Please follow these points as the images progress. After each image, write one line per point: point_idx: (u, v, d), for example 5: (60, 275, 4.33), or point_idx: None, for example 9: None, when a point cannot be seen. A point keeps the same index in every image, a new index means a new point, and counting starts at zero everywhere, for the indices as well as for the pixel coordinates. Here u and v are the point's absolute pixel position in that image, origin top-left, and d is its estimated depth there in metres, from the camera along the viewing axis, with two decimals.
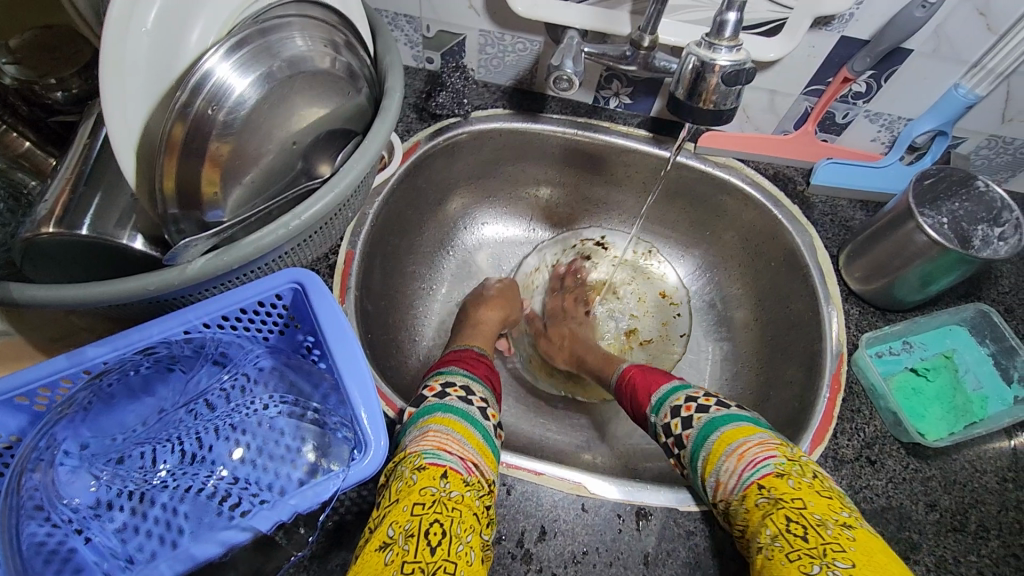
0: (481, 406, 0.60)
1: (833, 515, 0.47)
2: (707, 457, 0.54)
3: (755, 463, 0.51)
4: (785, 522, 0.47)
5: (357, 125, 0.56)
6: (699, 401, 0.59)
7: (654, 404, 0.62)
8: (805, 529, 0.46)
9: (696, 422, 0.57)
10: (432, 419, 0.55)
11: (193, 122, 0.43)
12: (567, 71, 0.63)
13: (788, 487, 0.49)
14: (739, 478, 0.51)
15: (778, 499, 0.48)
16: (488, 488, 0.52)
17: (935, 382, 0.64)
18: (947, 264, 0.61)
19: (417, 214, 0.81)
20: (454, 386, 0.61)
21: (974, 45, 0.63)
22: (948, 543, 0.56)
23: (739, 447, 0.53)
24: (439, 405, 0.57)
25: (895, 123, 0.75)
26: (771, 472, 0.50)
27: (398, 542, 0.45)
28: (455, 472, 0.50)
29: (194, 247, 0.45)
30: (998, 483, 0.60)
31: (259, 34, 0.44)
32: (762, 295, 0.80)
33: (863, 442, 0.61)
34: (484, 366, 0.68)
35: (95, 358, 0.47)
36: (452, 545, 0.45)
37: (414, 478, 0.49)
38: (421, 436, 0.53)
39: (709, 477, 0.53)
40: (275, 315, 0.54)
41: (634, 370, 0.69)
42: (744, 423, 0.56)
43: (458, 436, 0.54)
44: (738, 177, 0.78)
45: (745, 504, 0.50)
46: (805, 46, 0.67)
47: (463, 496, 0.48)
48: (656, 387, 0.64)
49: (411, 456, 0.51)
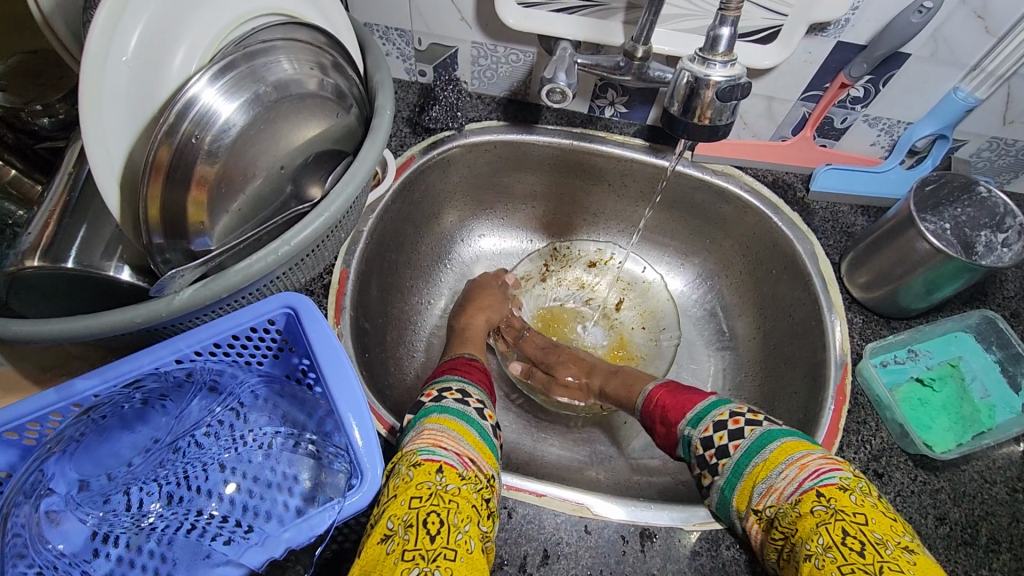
0: (476, 407, 0.58)
1: (894, 537, 0.44)
2: (760, 465, 0.52)
3: (819, 473, 0.48)
4: (841, 534, 0.44)
5: (348, 145, 0.55)
6: (747, 416, 0.57)
7: (693, 416, 0.60)
8: (862, 544, 0.43)
9: (748, 434, 0.54)
10: (428, 419, 0.54)
11: (177, 149, 0.41)
12: (561, 83, 0.62)
13: (849, 501, 0.46)
14: (798, 484, 0.49)
15: (838, 510, 0.45)
16: (487, 483, 0.50)
17: (941, 392, 0.63)
18: (951, 272, 0.60)
19: (413, 229, 0.80)
20: (450, 389, 0.60)
21: (973, 49, 0.63)
22: (960, 558, 0.55)
23: (801, 458, 0.50)
24: (435, 408, 0.56)
25: (894, 128, 0.74)
26: (834, 485, 0.47)
27: (398, 534, 0.44)
28: (451, 466, 0.49)
29: (181, 278, 0.44)
30: (1008, 494, 0.58)
31: (246, 59, 0.43)
32: (764, 303, 0.79)
33: (870, 454, 0.60)
34: (479, 371, 0.67)
35: (84, 391, 0.47)
36: (452, 534, 0.44)
37: (411, 474, 0.48)
38: (417, 435, 0.53)
39: (761, 484, 0.51)
40: (268, 339, 0.53)
41: (663, 392, 0.66)
42: (802, 438, 0.53)
43: (454, 434, 0.53)
44: (737, 185, 0.76)
45: (799, 509, 0.47)
46: (801, 52, 0.66)
47: (460, 489, 0.47)
48: (693, 403, 0.61)
49: (407, 454, 0.51)
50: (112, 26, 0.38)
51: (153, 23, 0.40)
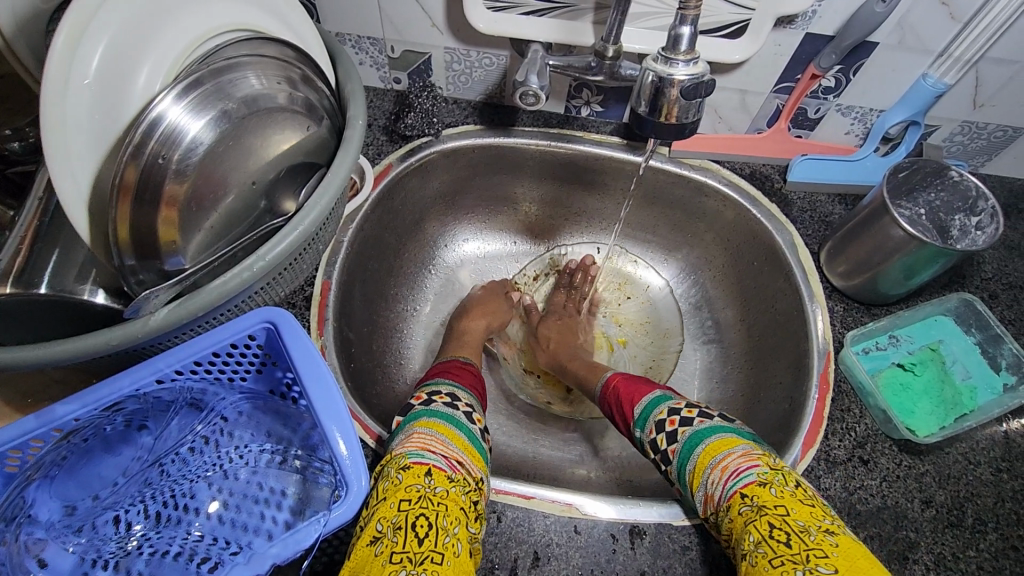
0: (465, 410, 0.58)
1: (817, 522, 0.45)
2: (693, 472, 0.52)
3: (737, 473, 0.49)
4: (768, 527, 0.45)
5: (321, 157, 0.55)
6: (683, 413, 0.57)
7: (638, 417, 0.60)
8: (788, 534, 0.44)
9: (680, 437, 0.55)
10: (418, 423, 0.54)
11: (145, 168, 0.41)
12: (533, 86, 0.62)
13: (770, 494, 0.47)
14: (723, 488, 0.49)
15: (761, 506, 0.46)
16: (475, 485, 0.51)
17: (923, 376, 0.64)
18: (927, 257, 0.61)
19: (395, 237, 0.80)
20: (440, 393, 0.59)
21: (938, 35, 0.63)
22: (946, 539, 0.56)
23: (722, 459, 0.51)
24: (424, 411, 0.56)
25: (867, 115, 0.74)
26: (753, 482, 0.48)
27: (387, 536, 0.45)
28: (439, 469, 0.49)
29: (155, 299, 0.44)
30: (992, 474, 0.59)
31: (213, 76, 0.43)
32: (747, 295, 0.79)
33: (854, 441, 0.61)
34: (470, 375, 0.67)
35: (65, 416, 0.46)
36: (440, 537, 0.45)
37: (399, 477, 0.48)
38: (406, 438, 0.52)
39: (697, 492, 0.51)
40: (250, 354, 0.52)
41: (619, 379, 0.67)
42: (734, 434, 0.53)
43: (444, 438, 0.52)
44: (715, 178, 0.77)
45: (729, 514, 0.48)
46: (771, 45, 0.67)
47: (448, 492, 0.48)
48: (639, 397, 0.62)
49: (396, 456, 0.51)
50: (71, 50, 0.38)
51: (115, 45, 0.40)
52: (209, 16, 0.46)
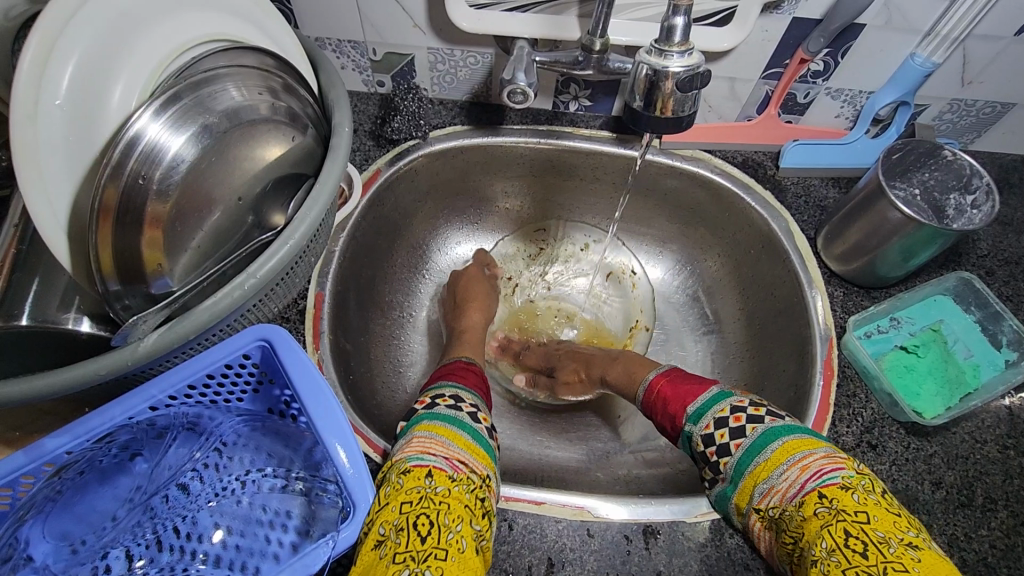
0: (470, 411, 0.57)
1: (898, 534, 0.44)
2: (760, 467, 0.51)
3: (821, 474, 0.48)
4: (844, 535, 0.44)
5: (308, 167, 0.53)
6: (749, 411, 0.55)
7: (692, 414, 0.59)
8: (865, 544, 0.43)
9: (750, 433, 0.53)
10: (418, 427, 0.53)
11: (125, 190, 0.40)
12: (521, 84, 0.61)
13: (853, 500, 0.46)
14: (800, 486, 0.48)
15: (840, 511, 0.45)
16: (481, 482, 0.50)
17: (926, 358, 0.63)
18: (925, 238, 0.61)
19: (388, 244, 0.78)
20: (443, 395, 0.58)
21: (926, 14, 0.63)
22: (958, 520, 0.56)
23: (803, 458, 0.50)
24: (427, 414, 0.55)
25: (857, 98, 0.74)
26: (837, 484, 0.47)
27: (389, 538, 0.44)
28: (440, 470, 0.48)
29: (144, 324, 0.42)
30: (999, 451, 0.59)
31: (191, 90, 0.41)
32: (746, 284, 0.79)
33: (862, 427, 0.61)
34: (475, 377, 0.65)
35: (55, 450, 0.44)
36: (442, 534, 0.43)
37: (400, 481, 0.47)
38: (406, 443, 0.51)
39: (761, 485, 0.51)
40: (245, 374, 0.51)
41: (664, 382, 0.65)
42: (807, 435, 0.52)
43: (443, 439, 0.51)
44: (707, 168, 0.76)
45: (803, 512, 0.47)
46: (758, 31, 0.66)
47: (450, 491, 0.47)
48: (694, 397, 0.60)
49: (398, 462, 0.50)
50: (40, 70, 0.36)
51: (86, 62, 0.38)
52: (183, 27, 0.44)
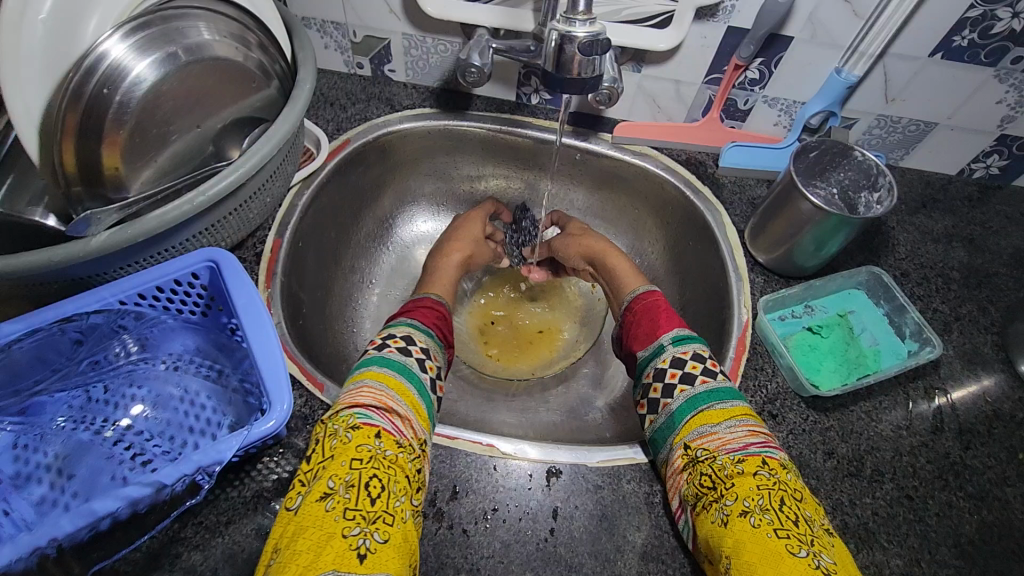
0: (419, 358, 0.62)
1: (819, 519, 0.48)
2: (713, 413, 0.55)
3: (764, 445, 0.52)
4: (780, 501, 0.47)
5: (269, 114, 0.59)
6: (707, 363, 0.60)
7: (671, 337, 0.63)
8: (796, 515, 0.46)
9: (695, 385, 0.58)
10: (368, 374, 0.58)
11: (88, 101, 0.46)
12: (476, 64, 0.69)
13: (786, 477, 0.50)
14: (745, 446, 0.51)
15: (779, 480, 0.49)
16: (420, 451, 0.54)
17: (829, 338, 0.68)
18: (832, 227, 0.66)
19: (352, 210, 0.84)
20: (395, 338, 0.63)
21: (845, 30, 0.70)
22: (845, 487, 0.60)
23: (752, 425, 0.54)
24: (378, 359, 0.60)
25: (791, 107, 0.80)
26: (775, 459, 0.51)
27: (338, 492, 0.46)
28: (387, 432, 0.52)
29: (100, 222, 0.48)
30: (893, 430, 0.63)
31: (160, 22, 0.48)
32: (681, 273, 0.84)
33: (766, 397, 0.64)
34: (440, 318, 0.70)
35: (8, 334, 0.49)
36: (390, 500, 0.47)
37: (349, 436, 0.51)
38: (356, 390, 0.56)
39: (707, 426, 0.54)
40: (193, 294, 0.57)
41: (663, 303, 0.69)
42: (753, 409, 0.57)
43: (392, 392, 0.56)
44: (653, 163, 0.83)
45: (743, 466, 0.49)
46: (698, 37, 0.73)
47: (397, 456, 0.51)
48: (669, 328, 0.65)
49: (344, 414, 0.53)
50: None
51: None
52: None
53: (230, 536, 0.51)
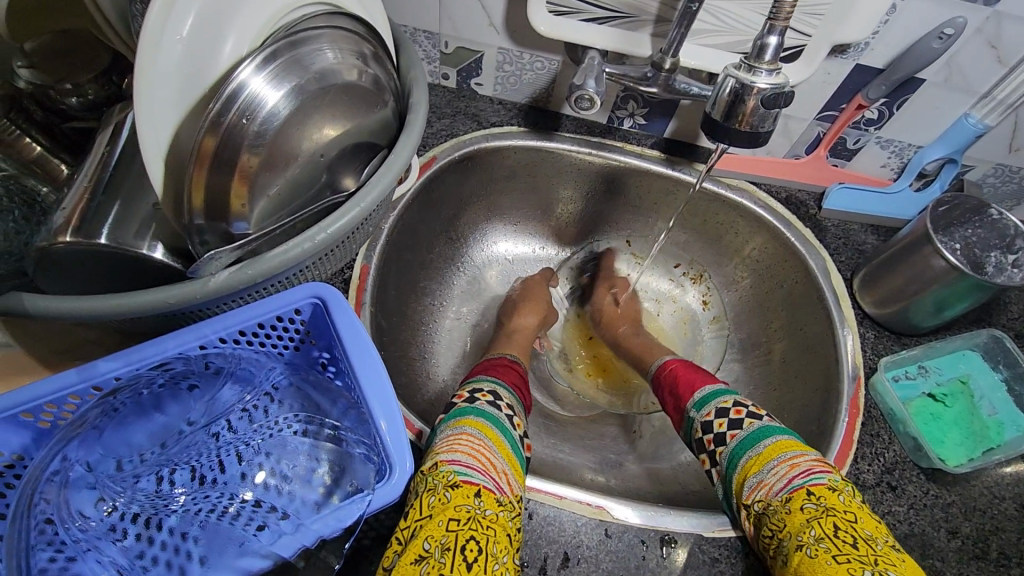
0: (507, 412, 0.58)
1: (881, 535, 0.47)
2: (754, 458, 0.54)
3: (808, 472, 0.50)
4: (833, 527, 0.46)
5: (381, 138, 0.55)
6: (750, 408, 0.59)
7: (697, 401, 0.63)
8: (854, 538, 0.45)
9: (746, 426, 0.57)
10: (465, 421, 0.53)
11: (224, 133, 0.41)
12: (589, 90, 0.63)
13: (838, 500, 0.48)
14: (788, 482, 0.50)
15: (828, 507, 0.47)
16: (519, 508, 0.50)
17: (953, 408, 0.64)
18: (963, 289, 0.62)
19: (429, 231, 0.79)
20: (481, 391, 0.59)
21: (983, 77, 0.65)
22: (972, 571, 0.56)
23: (793, 457, 0.52)
24: (470, 408, 0.56)
25: (904, 150, 0.76)
26: (824, 485, 0.49)
27: (433, 556, 0.42)
28: (489, 491, 0.47)
29: (218, 261, 0.43)
30: (1017, 509, 0.59)
31: (289, 48, 0.43)
32: (774, 316, 0.80)
33: (883, 467, 0.61)
34: (516, 376, 0.66)
35: (106, 372, 0.45)
36: (489, 564, 0.42)
37: (447, 495, 0.46)
38: (453, 437, 0.52)
39: (751, 478, 0.53)
40: (291, 329, 0.52)
41: (679, 365, 0.71)
42: (797, 440, 0.55)
43: (489, 442, 0.52)
44: (751, 200, 0.78)
45: (790, 505, 0.49)
46: (821, 73, 0.68)
47: (497, 517, 0.46)
48: (701, 385, 0.65)
49: (443, 469, 0.48)
50: (166, 10, 0.38)
51: (205, 10, 0.40)
52: None
53: None
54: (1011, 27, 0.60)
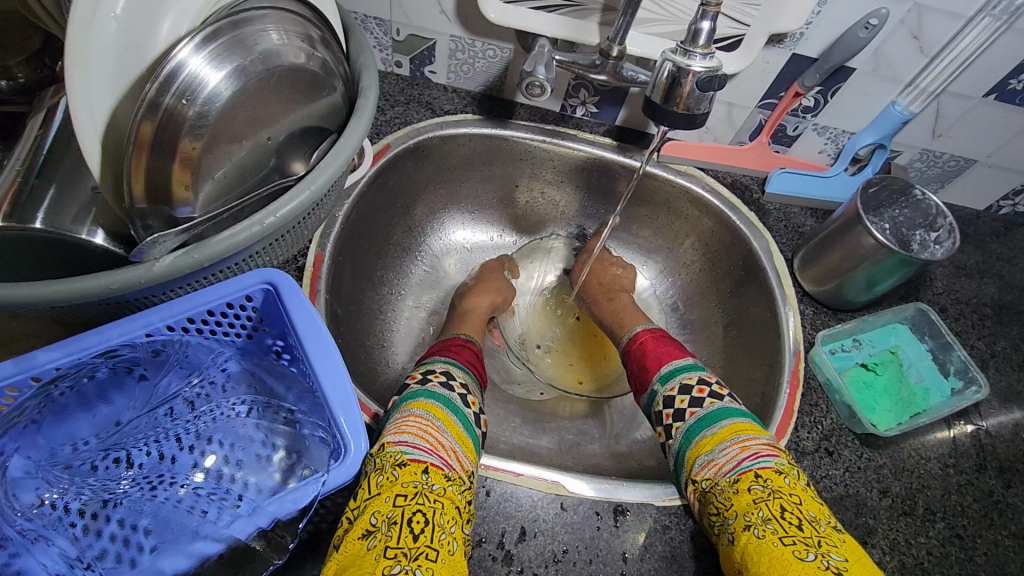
0: (461, 393, 0.58)
1: (824, 517, 0.50)
2: (706, 439, 0.56)
3: (758, 455, 0.52)
4: (780, 509, 0.49)
5: (332, 123, 0.55)
6: (712, 386, 0.60)
7: (662, 375, 0.64)
8: (799, 520, 0.48)
9: (706, 405, 0.58)
10: (415, 403, 0.54)
11: (162, 118, 0.40)
12: (540, 77, 0.64)
13: (785, 483, 0.51)
14: (736, 463, 0.52)
15: (774, 490, 0.50)
16: (470, 483, 0.50)
17: (883, 375, 0.69)
18: (890, 266, 0.67)
19: (384, 220, 0.79)
20: (436, 372, 0.60)
21: (908, 66, 0.70)
22: (900, 526, 0.60)
23: (745, 439, 0.54)
24: (423, 391, 0.56)
25: (839, 136, 0.80)
26: (770, 467, 0.52)
27: (381, 530, 0.43)
28: (437, 467, 0.48)
29: (163, 244, 0.43)
30: (940, 468, 0.64)
31: (230, 28, 0.42)
32: (721, 298, 0.83)
33: (821, 434, 0.65)
34: (472, 358, 0.67)
35: (45, 364, 0.44)
36: (435, 534, 0.43)
37: (395, 473, 0.47)
38: (403, 419, 0.52)
39: (703, 456, 0.55)
40: (243, 316, 0.52)
41: (648, 336, 0.71)
42: (753, 422, 0.57)
43: (439, 423, 0.52)
44: (697, 184, 0.81)
45: (737, 486, 0.51)
46: (760, 62, 0.71)
47: (445, 490, 0.47)
48: (669, 359, 0.65)
49: (390, 449, 0.49)
50: None
51: None
52: None
53: None
54: (932, 18, 0.64)
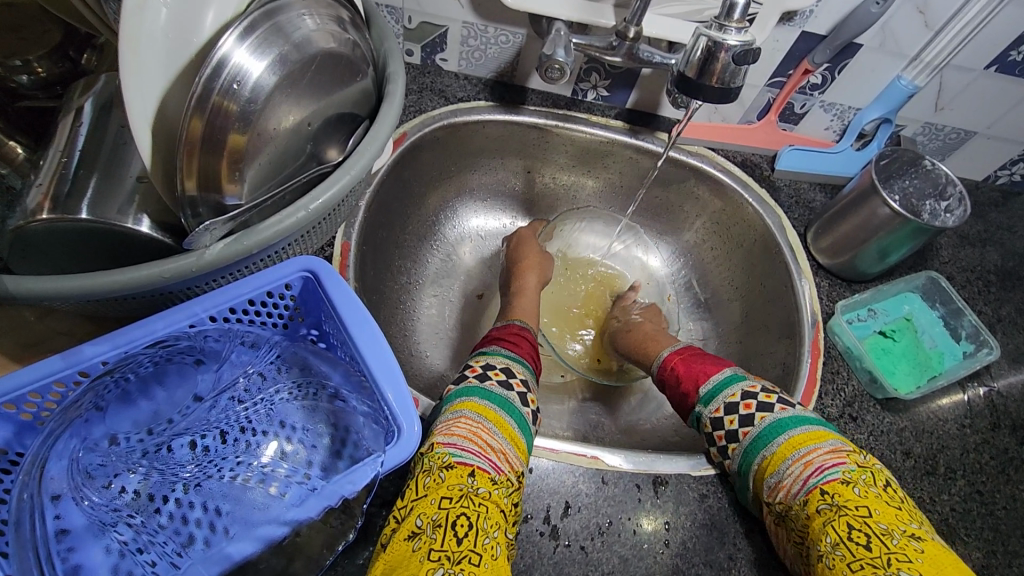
0: (520, 391, 0.58)
1: (899, 525, 0.48)
2: (769, 458, 0.54)
3: (823, 469, 0.51)
4: (848, 529, 0.48)
5: (362, 109, 0.55)
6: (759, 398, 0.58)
7: (704, 396, 0.62)
8: (868, 538, 0.47)
9: (757, 421, 0.57)
10: (467, 404, 0.54)
11: (210, 114, 0.40)
12: (559, 59, 0.64)
13: (853, 494, 0.50)
14: (803, 483, 0.51)
15: (842, 506, 0.49)
16: (518, 484, 0.51)
17: (900, 342, 0.72)
18: (903, 235, 0.69)
19: (401, 209, 0.79)
20: (495, 368, 0.60)
21: (913, 41, 0.71)
22: (924, 485, 0.62)
23: (807, 453, 0.53)
24: (478, 389, 0.56)
25: (845, 113, 0.82)
26: (837, 480, 0.51)
27: (426, 533, 0.44)
28: (483, 471, 0.48)
29: (212, 232, 0.42)
30: (958, 429, 0.67)
31: (265, 18, 0.42)
32: (735, 275, 0.85)
33: (844, 401, 0.67)
34: (529, 352, 0.67)
35: (93, 357, 0.43)
36: (479, 538, 0.44)
37: (441, 475, 0.48)
38: (453, 421, 0.52)
39: (769, 478, 0.53)
40: (281, 306, 0.52)
41: (677, 360, 0.69)
42: (815, 426, 0.55)
43: (489, 424, 0.52)
44: (709, 164, 0.82)
45: (807, 509, 0.50)
46: (771, 41, 0.72)
47: (490, 494, 0.47)
48: (707, 378, 0.64)
49: (438, 451, 0.50)
50: None
51: None
52: None
53: (347, 567, 0.48)
54: None
